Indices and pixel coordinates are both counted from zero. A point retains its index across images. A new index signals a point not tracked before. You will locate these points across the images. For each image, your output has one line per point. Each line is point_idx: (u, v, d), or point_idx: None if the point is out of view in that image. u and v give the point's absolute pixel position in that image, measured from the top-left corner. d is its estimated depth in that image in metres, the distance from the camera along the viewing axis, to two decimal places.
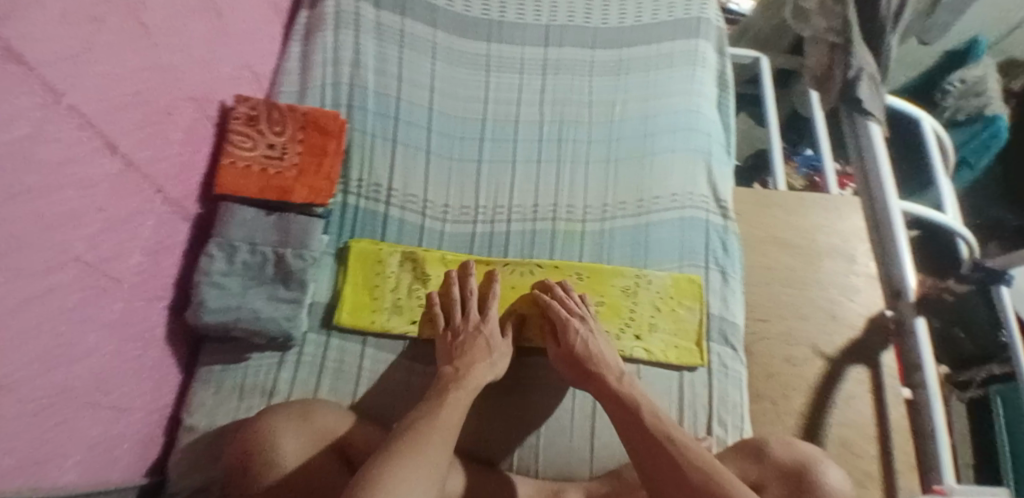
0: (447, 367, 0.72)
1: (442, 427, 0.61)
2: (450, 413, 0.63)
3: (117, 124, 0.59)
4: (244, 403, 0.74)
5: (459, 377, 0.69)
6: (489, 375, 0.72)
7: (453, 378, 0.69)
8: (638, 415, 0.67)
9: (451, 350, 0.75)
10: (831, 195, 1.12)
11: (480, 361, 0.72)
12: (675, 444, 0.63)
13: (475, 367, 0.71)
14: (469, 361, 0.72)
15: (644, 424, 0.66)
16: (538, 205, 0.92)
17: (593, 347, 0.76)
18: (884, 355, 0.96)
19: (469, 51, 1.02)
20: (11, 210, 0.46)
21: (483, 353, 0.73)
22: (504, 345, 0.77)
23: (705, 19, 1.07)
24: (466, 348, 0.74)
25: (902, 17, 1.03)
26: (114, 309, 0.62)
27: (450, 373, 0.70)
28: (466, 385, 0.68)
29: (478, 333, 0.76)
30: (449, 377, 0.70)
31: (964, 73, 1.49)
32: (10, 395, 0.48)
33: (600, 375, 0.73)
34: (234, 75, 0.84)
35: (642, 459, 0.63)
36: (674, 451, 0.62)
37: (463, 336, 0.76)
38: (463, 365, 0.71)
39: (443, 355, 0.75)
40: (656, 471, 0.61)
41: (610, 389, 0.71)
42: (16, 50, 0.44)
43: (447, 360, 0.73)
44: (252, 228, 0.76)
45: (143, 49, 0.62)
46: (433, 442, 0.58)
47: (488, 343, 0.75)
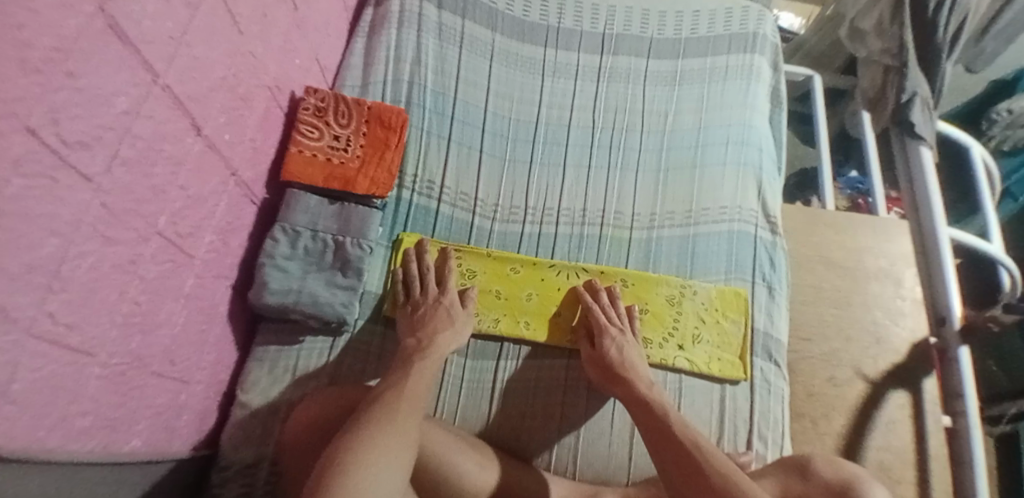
0: (411, 340, 0.74)
1: (408, 393, 0.64)
2: (417, 380, 0.66)
3: (204, 105, 0.61)
4: (296, 384, 0.76)
5: (423, 347, 0.72)
6: (453, 343, 0.75)
7: (417, 348, 0.72)
8: (667, 422, 0.68)
9: (413, 322, 0.77)
10: (882, 218, 1.11)
11: (442, 330, 0.75)
12: (703, 454, 0.64)
13: (438, 335, 0.74)
14: (431, 331, 0.75)
15: (673, 432, 0.67)
16: (587, 209, 0.93)
17: (627, 356, 0.77)
18: (925, 382, 0.95)
19: (526, 55, 1.04)
20: (111, 182, 0.48)
21: (446, 321, 0.76)
22: (465, 313, 0.79)
23: (761, 34, 1.08)
24: (428, 319, 0.76)
25: (959, 43, 1.02)
26: (186, 283, 0.64)
27: (413, 345, 0.73)
28: (430, 354, 0.71)
29: (440, 304, 0.78)
30: (413, 349, 0.72)
31: (1012, 102, 1.40)
32: (91, 359, 0.50)
33: (631, 381, 0.74)
34: (304, 66, 0.87)
35: (668, 465, 0.64)
36: (700, 458, 0.63)
37: (424, 308, 0.78)
38: (426, 336, 0.74)
39: (405, 327, 0.76)
40: (682, 475, 0.63)
41: (637, 394, 0.73)
42: (126, 27, 0.47)
43: (408, 333, 0.75)
44: (315, 215, 0.80)
45: (230, 35, 0.64)
46: (403, 409, 0.62)
47: (449, 312, 0.77)
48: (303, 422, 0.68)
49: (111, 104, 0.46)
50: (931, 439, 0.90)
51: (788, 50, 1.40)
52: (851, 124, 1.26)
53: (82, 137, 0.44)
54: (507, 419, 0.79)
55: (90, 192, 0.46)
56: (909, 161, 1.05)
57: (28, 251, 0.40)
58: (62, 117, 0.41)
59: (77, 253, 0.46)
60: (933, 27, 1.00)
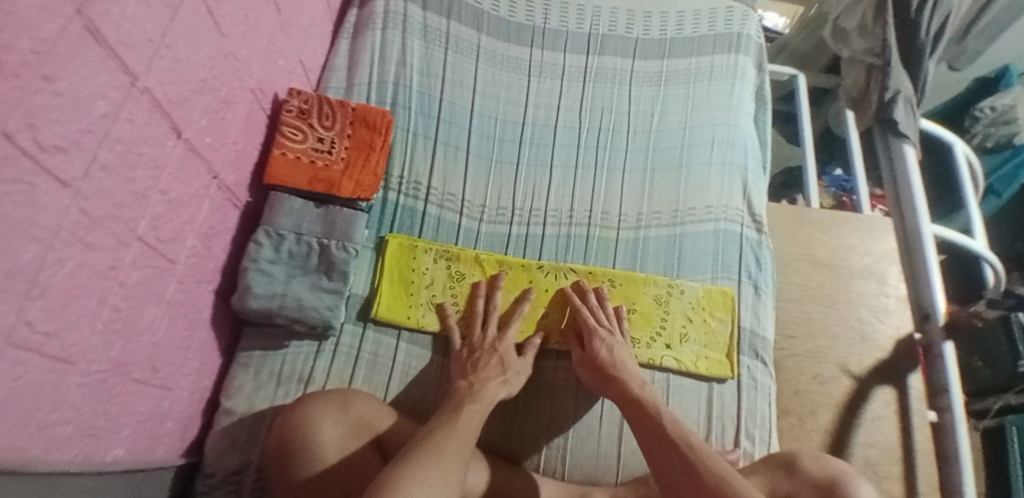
0: (462, 381, 0.73)
1: (457, 435, 0.62)
2: (466, 424, 0.65)
3: (185, 108, 0.61)
4: (281, 389, 0.75)
5: (473, 391, 0.71)
6: (501, 393, 0.73)
7: (468, 392, 0.71)
8: (659, 423, 0.68)
9: (466, 365, 0.76)
10: (866, 216, 1.12)
11: (494, 378, 0.73)
12: (696, 454, 0.64)
13: (490, 382, 0.72)
14: (483, 377, 0.73)
15: (666, 434, 0.67)
16: (574, 209, 0.93)
17: (619, 357, 0.77)
18: (911, 377, 0.96)
19: (512, 56, 1.04)
20: (90, 186, 0.48)
21: (498, 370, 0.75)
22: (521, 363, 0.77)
23: (745, 34, 1.08)
24: (481, 365, 0.75)
25: (940, 43, 1.03)
26: (169, 288, 0.63)
27: (465, 387, 0.72)
28: (480, 398, 0.70)
29: (495, 351, 0.77)
30: (465, 391, 0.71)
31: (994, 100, 1.45)
32: (71, 367, 0.50)
33: (623, 380, 0.74)
34: (287, 68, 0.86)
35: (659, 462, 0.65)
36: (693, 459, 0.63)
37: (479, 353, 0.77)
38: (477, 380, 0.73)
39: (458, 371, 0.75)
40: (677, 477, 0.63)
41: (629, 393, 0.73)
42: (106, 29, 0.46)
43: (461, 375, 0.74)
44: (299, 217, 0.79)
45: (212, 37, 0.64)
46: (448, 450, 0.60)
47: (502, 360, 0.76)
48: (290, 434, 0.67)
49: (89, 108, 0.46)
50: (918, 435, 0.91)
51: (772, 50, 1.42)
52: (835, 123, 1.28)
53: (60, 142, 0.43)
54: (501, 423, 0.79)
55: (68, 197, 0.45)
56: (893, 159, 1.06)
57: (6, 259, 0.39)
58: (39, 121, 0.40)
59: (56, 259, 0.45)
60: (915, 25, 1.02)
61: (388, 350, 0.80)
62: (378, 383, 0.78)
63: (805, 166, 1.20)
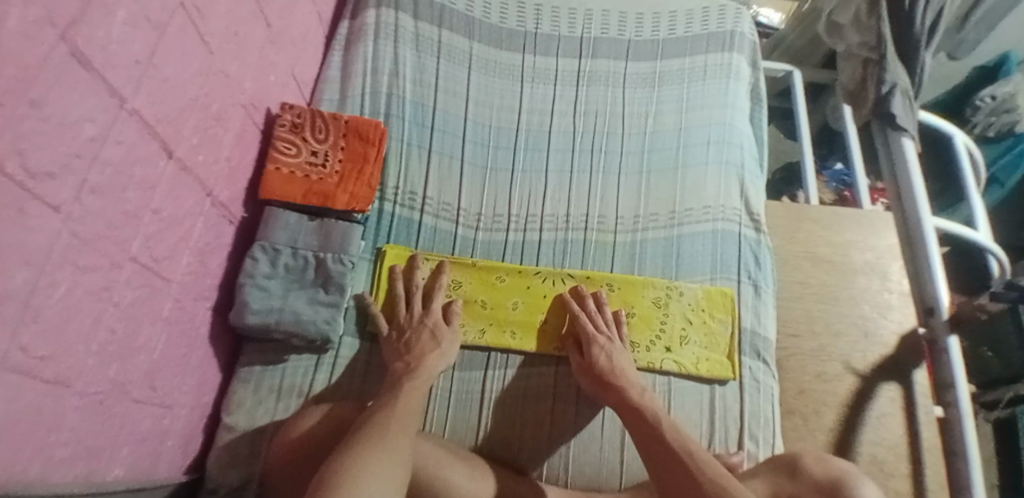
0: (399, 363, 0.74)
1: (399, 413, 0.64)
2: (409, 401, 0.66)
3: (175, 127, 0.61)
4: (282, 403, 0.75)
5: (411, 369, 0.72)
6: (443, 363, 0.75)
7: (406, 370, 0.72)
8: (658, 429, 0.68)
9: (398, 347, 0.76)
10: (866, 212, 1.11)
11: (430, 351, 0.75)
12: (695, 461, 0.64)
13: (427, 357, 0.74)
14: (420, 353, 0.75)
15: (666, 443, 0.66)
16: (570, 214, 0.93)
17: (618, 363, 0.76)
18: (916, 373, 0.95)
19: (503, 62, 1.04)
20: (81, 209, 0.48)
21: (432, 343, 0.76)
22: (450, 330, 0.79)
23: (739, 33, 1.08)
24: (414, 342, 0.76)
25: (936, 33, 1.03)
26: (165, 306, 0.63)
27: (401, 368, 0.73)
28: (420, 373, 0.72)
29: (424, 326, 0.78)
30: (402, 372, 0.72)
31: (994, 89, 1.44)
32: (67, 389, 0.50)
33: (622, 386, 0.74)
34: (280, 83, 0.86)
35: (658, 465, 0.65)
36: (692, 468, 0.63)
37: (410, 331, 0.77)
38: (414, 359, 0.74)
39: (392, 354, 0.76)
40: (675, 482, 0.63)
41: (630, 401, 0.72)
42: (91, 53, 0.46)
43: (396, 357, 0.75)
44: (295, 231, 0.79)
45: (201, 55, 0.64)
46: (393, 429, 0.61)
47: (433, 333, 0.77)
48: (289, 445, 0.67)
49: (78, 131, 0.46)
50: (924, 432, 0.90)
51: (767, 47, 1.41)
52: (833, 118, 1.27)
53: (49, 167, 0.43)
54: (498, 425, 0.78)
55: (59, 221, 0.45)
56: (892, 152, 1.06)
57: None
58: (26, 147, 0.40)
59: (49, 282, 0.45)
60: (910, 21, 1.01)
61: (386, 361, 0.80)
62: (372, 393, 0.77)
63: (802, 162, 1.20)
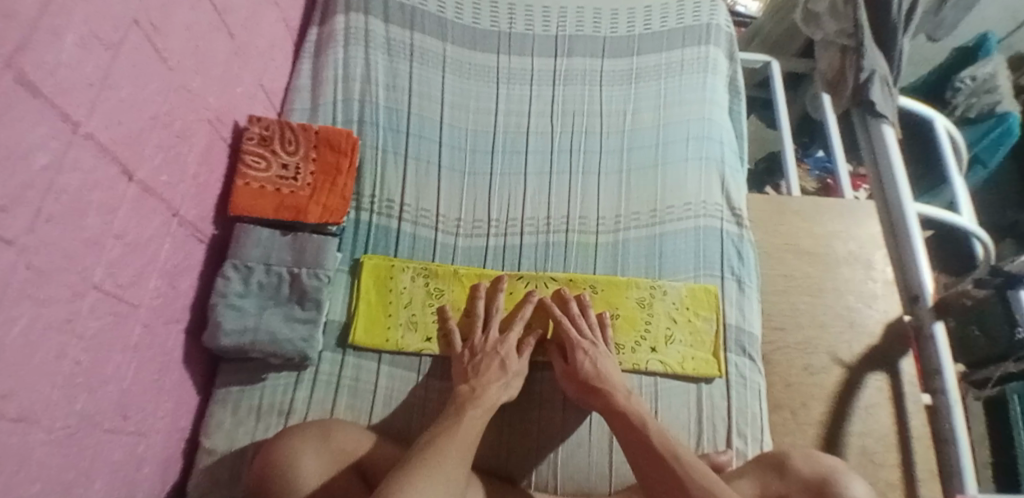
0: (462, 386, 0.72)
1: (459, 442, 0.63)
2: (466, 429, 0.65)
3: (136, 148, 0.59)
4: (262, 424, 0.74)
5: (474, 395, 0.70)
6: (504, 397, 0.72)
7: (470, 398, 0.70)
8: (646, 436, 0.67)
9: (467, 369, 0.75)
10: (848, 200, 1.11)
11: (494, 381, 0.73)
12: (683, 466, 0.63)
13: (491, 387, 0.72)
14: (484, 381, 0.72)
15: (654, 448, 0.65)
16: (551, 217, 0.92)
17: (604, 367, 0.75)
18: (903, 362, 0.95)
19: (478, 63, 1.02)
20: (37, 240, 0.46)
21: (498, 374, 0.73)
22: (519, 364, 0.76)
23: (715, 25, 1.07)
24: (483, 367, 0.74)
25: (913, 20, 1.03)
26: (135, 332, 0.62)
27: (466, 392, 0.71)
28: (482, 403, 0.69)
29: (496, 354, 0.75)
30: (466, 397, 0.70)
31: (974, 70, 1.46)
32: (34, 425, 0.48)
33: (609, 392, 0.72)
34: (246, 95, 0.84)
35: (646, 473, 0.64)
36: (680, 471, 0.63)
37: (481, 356, 0.76)
38: (479, 385, 0.72)
39: (459, 374, 0.75)
40: (658, 485, 0.63)
41: (617, 406, 0.71)
42: (39, 79, 0.44)
43: (462, 380, 0.74)
44: (267, 247, 0.77)
45: (160, 72, 0.62)
46: (450, 459, 0.60)
47: (502, 363, 0.75)
48: (268, 472, 0.63)
49: (29, 161, 0.44)
50: (913, 420, 0.89)
51: (744, 38, 1.41)
52: (812, 107, 1.26)
53: None
54: (488, 436, 0.77)
55: (13, 254, 0.43)
56: (872, 140, 1.05)
57: None
58: None
59: (7, 319, 0.44)
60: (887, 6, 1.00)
61: (372, 376, 0.78)
62: (361, 410, 0.76)
63: (783, 151, 1.19)
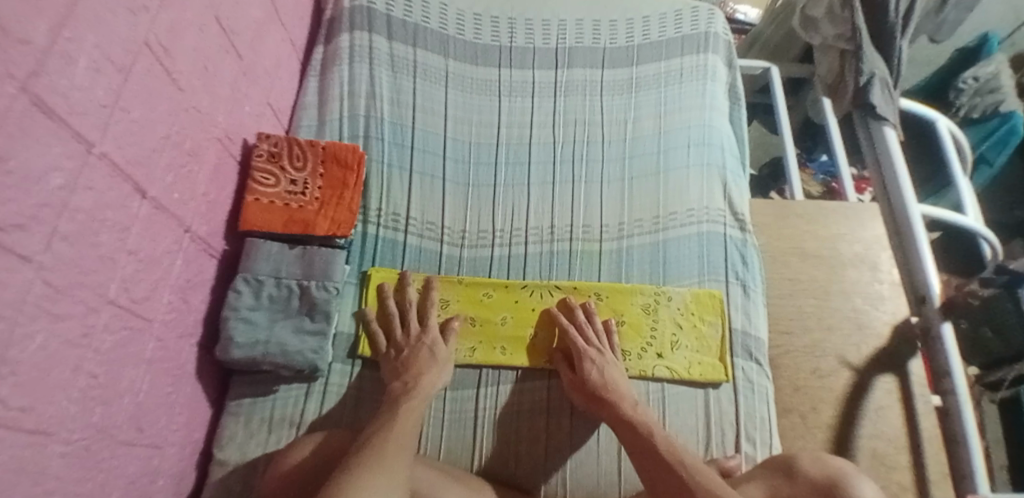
0: (396, 384, 0.74)
1: (398, 433, 0.64)
2: (406, 419, 0.66)
3: (148, 167, 0.61)
4: (273, 435, 0.75)
5: (408, 389, 0.72)
6: (440, 380, 0.75)
7: (404, 391, 0.72)
8: (652, 442, 0.68)
9: (396, 366, 0.76)
10: (851, 203, 1.11)
11: (427, 369, 0.75)
12: (687, 469, 0.64)
13: (424, 376, 0.74)
14: (416, 372, 0.74)
15: (659, 454, 0.66)
16: (555, 226, 0.93)
17: (610, 376, 0.76)
18: (912, 363, 0.94)
19: (480, 77, 1.04)
20: (54, 258, 0.48)
21: (430, 360, 0.76)
22: (446, 350, 0.79)
23: (712, 33, 1.08)
24: (411, 362, 0.76)
25: (912, 21, 1.04)
26: (148, 347, 0.63)
27: (400, 387, 0.73)
28: (417, 393, 0.72)
29: (421, 344, 0.78)
30: (400, 392, 0.72)
31: (976, 70, 1.48)
32: (51, 438, 0.49)
33: (619, 400, 0.73)
34: (254, 113, 0.87)
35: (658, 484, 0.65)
36: (687, 477, 0.63)
37: (408, 350, 0.78)
38: (412, 377, 0.74)
39: (391, 372, 0.76)
40: (662, 484, 0.64)
41: (623, 416, 0.71)
42: (54, 102, 0.46)
43: (394, 377, 0.75)
44: (277, 261, 0.79)
45: (170, 93, 0.64)
46: (390, 451, 0.61)
47: (431, 351, 0.77)
48: (278, 481, 0.64)
49: (44, 181, 0.46)
50: (924, 422, 0.89)
51: (744, 45, 1.42)
52: (812, 111, 1.27)
53: (16, 219, 0.43)
54: (495, 442, 0.78)
55: (31, 271, 0.45)
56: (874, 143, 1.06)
57: None
58: None
59: (26, 334, 0.45)
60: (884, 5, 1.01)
61: (378, 385, 0.79)
62: (365, 419, 0.77)
63: (785, 156, 1.20)
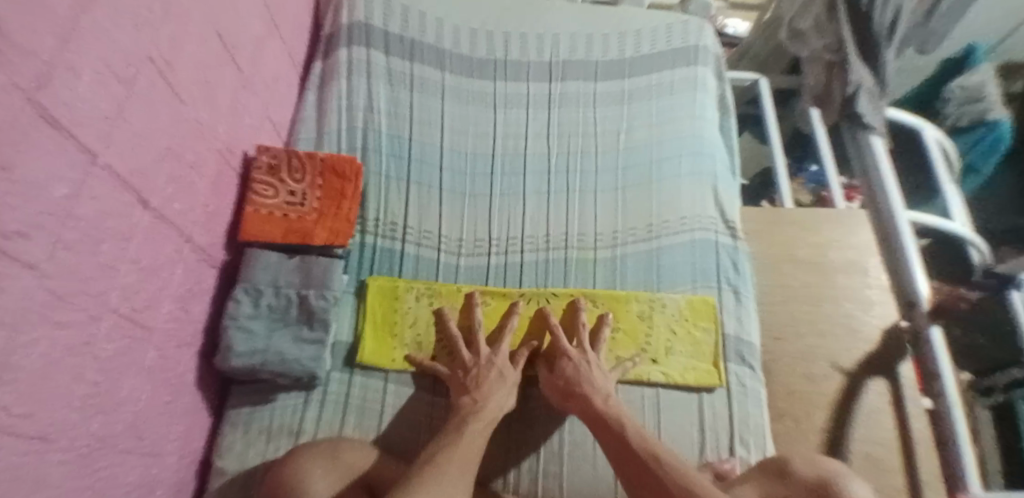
0: (464, 399, 0.75)
1: (463, 450, 0.65)
2: (469, 439, 0.67)
3: (149, 178, 0.62)
4: (272, 444, 0.76)
5: (477, 408, 0.73)
6: (506, 404, 0.75)
7: (472, 410, 0.72)
8: (624, 436, 0.69)
9: (464, 383, 0.77)
10: (842, 210, 1.13)
11: (495, 392, 0.75)
12: (660, 464, 0.64)
13: (492, 397, 0.74)
14: (486, 392, 0.75)
15: (634, 451, 0.67)
16: (550, 235, 0.95)
17: (587, 375, 0.76)
18: (902, 367, 0.96)
19: (476, 90, 1.07)
20: (56, 265, 0.49)
21: (499, 382, 0.76)
22: (515, 375, 0.78)
23: (702, 46, 1.11)
24: (481, 380, 0.76)
25: (898, 32, 1.05)
26: (147, 355, 0.64)
27: (468, 404, 0.73)
28: (484, 416, 0.72)
29: (492, 365, 0.78)
30: (468, 409, 0.73)
31: (964, 80, 1.52)
32: (51, 444, 0.50)
33: (588, 396, 0.74)
34: (253, 126, 0.88)
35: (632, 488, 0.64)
36: (662, 472, 0.64)
37: (476, 369, 0.77)
38: (480, 396, 0.74)
39: (457, 389, 0.77)
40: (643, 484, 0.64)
41: (595, 412, 0.72)
42: (58, 113, 0.47)
43: (462, 391, 0.76)
44: (276, 271, 0.80)
45: (170, 106, 0.65)
46: (450, 472, 0.61)
47: (501, 373, 0.77)
48: (279, 491, 0.64)
49: (48, 190, 0.47)
50: (915, 424, 0.90)
51: (733, 57, 1.46)
52: (801, 122, 1.30)
53: (20, 228, 0.44)
54: (493, 450, 0.79)
55: (33, 278, 0.46)
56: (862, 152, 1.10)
57: None
58: None
59: (27, 340, 0.46)
60: (868, 19, 1.03)
61: (376, 394, 0.80)
62: (368, 428, 0.78)
63: (775, 165, 1.22)
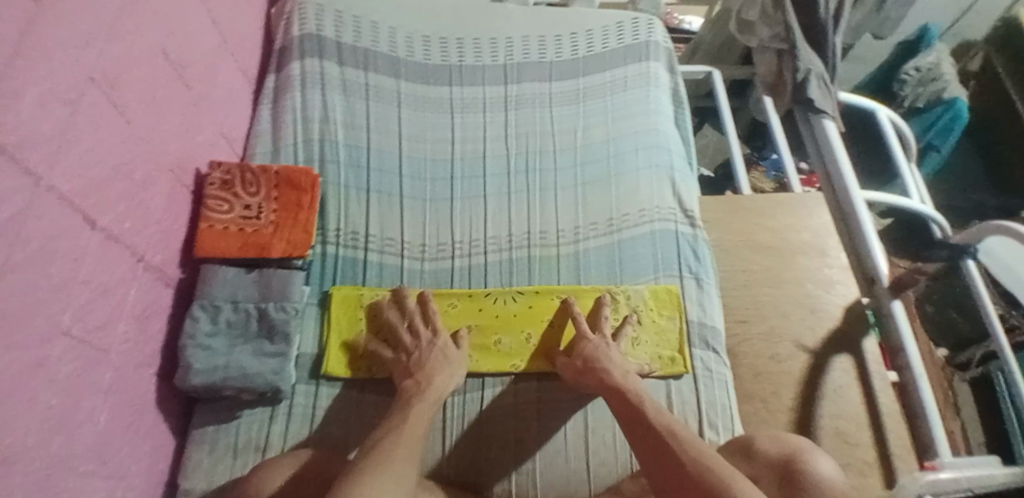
0: (409, 381, 0.74)
1: (406, 440, 0.63)
2: (414, 426, 0.66)
3: (98, 198, 0.61)
4: (239, 460, 0.75)
5: (422, 388, 0.72)
6: (450, 383, 0.75)
7: (416, 391, 0.72)
8: (639, 407, 0.68)
9: (408, 366, 0.76)
10: (798, 194, 1.16)
11: (438, 373, 0.75)
12: (678, 441, 0.61)
13: (436, 377, 0.74)
14: (427, 373, 0.74)
15: (645, 417, 0.66)
16: (513, 235, 0.95)
17: (604, 353, 0.77)
18: (867, 343, 0.97)
19: (433, 96, 1.07)
20: (8, 287, 0.48)
21: (443, 362, 0.76)
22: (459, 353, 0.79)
23: (653, 42, 1.14)
24: (424, 362, 0.76)
25: (841, 17, 1.10)
26: (106, 376, 0.63)
27: (411, 386, 0.73)
28: (429, 395, 0.71)
29: (434, 347, 0.78)
30: (414, 390, 0.72)
31: (918, 61, 1.55)
32: (11, 469, 0.48)
33: (605, 369, 0.74)
34: (206, 143, 0.88)
35: (649, 463, 0.61)
36: (678, 447, 0.61)
37: (418, 352, 0.78)
38: (424, 377, 0.74)
39: (402, 373, 0.76)
40: (659, 464, 0.60)
41: (612, 383, 0.72)
42: (3, 136, 0.47)
43: (407, 374, 0.75)
44: (235, 286, 0.80)
45: (118, 125, 0.65)
46: (400, 457, 0.60)
47: (444, 352, 0.78)
48: None
49: None
50: (882, 398, 0.91)
51: (686, 54, 1.48)
52: (756, 111, 1.33)
53: None
54: (462, 450, 0.78)
55: None
56: (816, 137, 1.11)
57: None
58: None
59: None
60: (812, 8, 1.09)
61: (341, 404, 0.79)
62: (336, 437, 0.77)
63: (732, 154, 1.25)
